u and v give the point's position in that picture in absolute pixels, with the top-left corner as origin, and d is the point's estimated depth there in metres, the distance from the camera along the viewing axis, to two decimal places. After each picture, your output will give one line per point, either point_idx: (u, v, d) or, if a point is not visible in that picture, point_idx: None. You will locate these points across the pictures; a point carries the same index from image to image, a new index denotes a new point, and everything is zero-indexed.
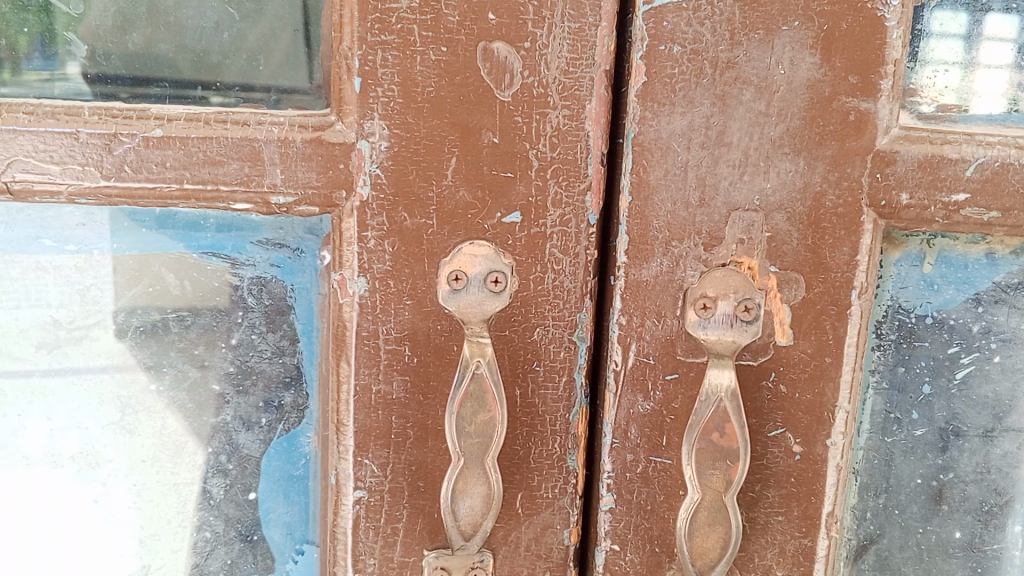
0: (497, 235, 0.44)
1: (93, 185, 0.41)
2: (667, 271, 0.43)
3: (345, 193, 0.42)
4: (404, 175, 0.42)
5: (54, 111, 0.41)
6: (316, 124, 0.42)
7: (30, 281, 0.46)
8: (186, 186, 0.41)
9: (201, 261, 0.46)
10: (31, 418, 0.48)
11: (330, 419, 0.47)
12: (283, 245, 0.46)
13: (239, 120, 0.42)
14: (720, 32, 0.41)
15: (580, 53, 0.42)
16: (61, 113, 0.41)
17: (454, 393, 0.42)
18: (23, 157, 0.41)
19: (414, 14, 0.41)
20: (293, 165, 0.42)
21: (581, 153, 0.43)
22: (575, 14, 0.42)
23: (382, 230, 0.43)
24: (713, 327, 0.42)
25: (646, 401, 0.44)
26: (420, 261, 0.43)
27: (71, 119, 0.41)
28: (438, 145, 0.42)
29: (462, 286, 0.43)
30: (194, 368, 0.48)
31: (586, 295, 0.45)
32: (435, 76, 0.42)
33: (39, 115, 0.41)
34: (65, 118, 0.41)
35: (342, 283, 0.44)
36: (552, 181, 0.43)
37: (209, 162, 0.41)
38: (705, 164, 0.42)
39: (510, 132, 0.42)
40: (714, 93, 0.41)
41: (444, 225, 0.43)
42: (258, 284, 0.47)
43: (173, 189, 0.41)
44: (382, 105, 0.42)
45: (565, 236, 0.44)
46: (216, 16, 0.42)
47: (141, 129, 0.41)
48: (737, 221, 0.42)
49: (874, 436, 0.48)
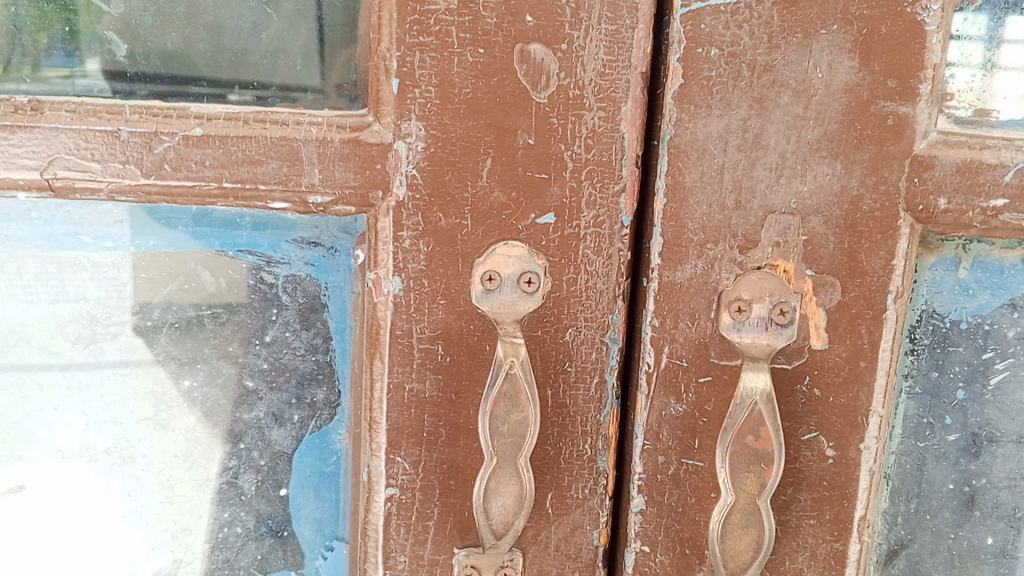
0: (531, 236, 0.44)
1: (133, 183, 0.41)
2: (701, 273, 0.43)
3: (382, 193, 0.43)
4: (440, 176, 0.43)
5: (97, 110, 0.41)
6: (354, 125, 0.42)
7: (67, 276, 0.46)
8: (225, 184, 0.42)
9: (237, 258, 0.47)
10: (68, 413, 0.48)
11: (362, 416, 0.47)
12: (318, 244, 0.47)
13: (278, 120, 0.42)
14: (759, 35, 0.41)
15: (617, 55, 0.42)
16: (103, 112, 0.41)
17: (488, 393, 0.42)
18: (65, 155, 0.41)
19: (453, 16, 0.41)
20: (330, 165, 0.42)
21: (615, 155, 0.43)
22: (613, 16, 0.42)
23: (417, 230, 0.43)
24: (748, 330, 0.42)
25: (678, 402, 0.44)
26: (454, 261, 0.44)
27: (113, 118, 0.41)
28: (474, 146, 0.42)
29: (495, 286, 0.43)
30: (228, 365, 0.48)
31: (618, 296, 0.45)
32: (472, 78, 0.42)
33: (81, 113, 0.41)
34: (107, 116, 0.41)
35: (377, 282, 0.44)
36: (586, 183, 0.43)
37: (248, 161, 0.42)
38: (742, 167, 0.42)
39: (546, 133, 0.43)
40: (752, 96, 0.41)
41: (479, 225, 0.43)
42: (292, 282, 0.47)
43: (213, 188, 0.42)
44: (420, 106, 0.42)
45: (598, 237, 0.44)
46: (255, 17, 0.43)
47: (181, 128, 0.41)
48: (773, 225, 0.42)
49: (906, 441, 0.47)
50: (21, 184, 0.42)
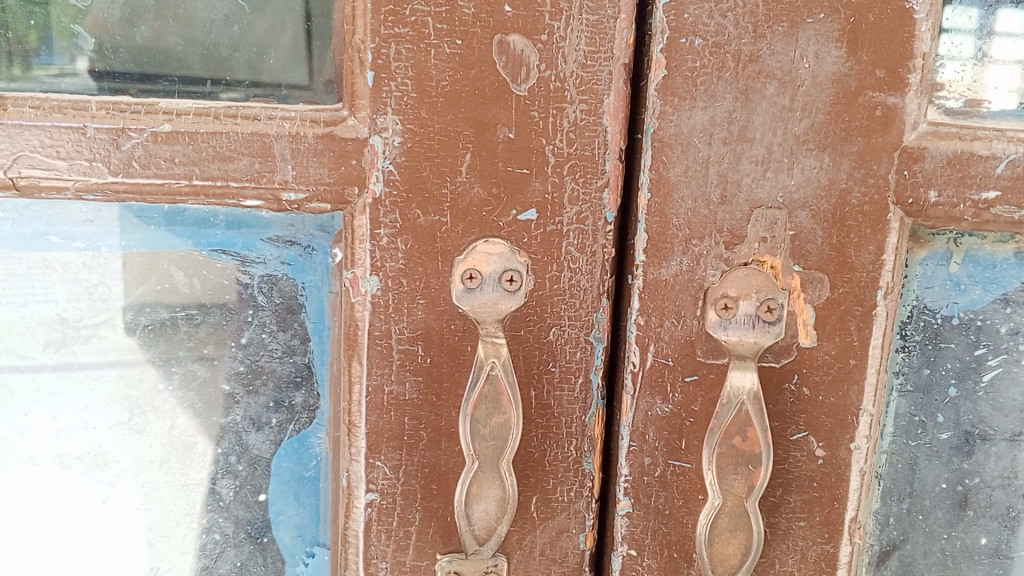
0: (512, 233, 0.43)
1: (101, 181, 0.40)
2: (687, 270, 0.42)
3: (358, 190, 0.41)
4: (417, 172, 0.41)
5: (62, 106, 0.40)
6: (329, 119, 0.41)
7: (36, 278, 0.45)
8: (196, 182, 0.40)
9: (211, 258, 0.45)
10: (39, 418, 0.47)
11: (341, 419, 0.46)
12: (294, 243, 0.46)
13: (249, 115, 0.41)
14: (743, 25, 0.40)
15: (599, 46, 0.41)
16: (68, 108, 0.40)
17: (469, 395, 0.41)
18: (29, 152, 0.40)
19: (429, 6, 0.40)
20: (304, 161, 0.41)
21: (598, 149, 0.42)
22: (593, 6, 0.41)
23: (394, 228, 0.42)
24: (735, 327, 0.41)
25: (665, 403, 0.43)
26: (433, 259, 0.42)
27: (79, 114, 0.40)
28: (452, 141, 0.41)
29: (476, 285, 0.42)
30: (204, 367, 0.47)
31: (603, 294, 0.44)
32: (449, 70, 0.41)
33: (46, 109, 0.40)
34: (72, 112, 0.40)
35: (354, 282, 0.43)
36: (568, 179, 0.42)
37: (219, 158, 0.40)
38: (728, 160, 0.41)
39: (527, 127, 0.41)
40: (737, 87, 0.40)
41: (458, 222, 0.42)
42: (269, 282, 0.46)
43: (183, 186, 0.40)
44: (396, 100, 0.41)
45: (582, 233, 0.43)
46: (225, 9, 0.41)
47: (150, 124, 0.40)
48: (760, 219, 0.41)
49: (897, 439, 0.46)
50: None
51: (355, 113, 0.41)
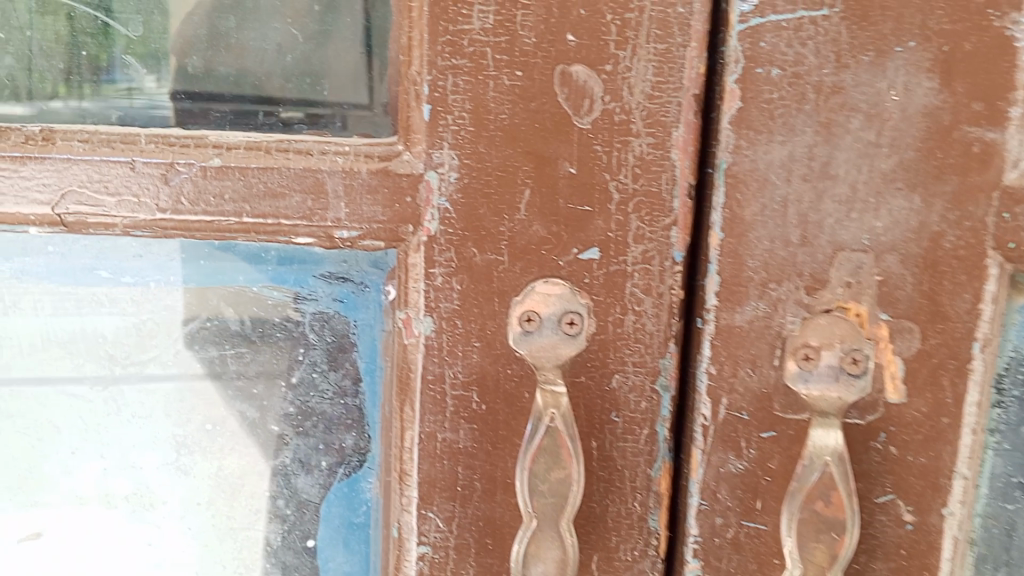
0: (573, 274, 0.40)
1: (149, 217, 0.39)
2: (763, 316, 0.39)
3: (412, 228, 0.40)
4: (474, 209, 0.39)
5: (111, 139, 0.39)
6: (384, 154, 0.39)
7: (85, 314, 0.44)
8: (246, 220, 0.39)
9: (261, 294, 0.44)
10: (86, 457, 0.46)
11: (392, 465, 0.44)
12: (347, 279, 0.44)
13: (302, 149, 0.39)
14: (825, 54, 0.37)
15: (667, 76, 0.39)
16: (117, 141, 0.39)
17: (527, 448, 0.38)
18: (77, 188, 0.39)
19: (488, 36, 0.38)
20: (357, 198, 0.39)
21: (666, 185, 0.40)
22: (662, 33, 0.38)
23: (450, 266, 0.40)
24: (817, 381, 0.37)
25: (738, 459, 0.40)
26: (490, 300, 0.40)
27: (128, 148, 0.39)
28: (511, 177, 0.39)
29: (535, 327, 0.39)
30: (252, 408, 0.45)
31: (670, 339, 0.41)
32: (509, 103, 0.39)
33: (95, 143, 0.39)
34: (121, 147, 0.39)
35: (407, 322, 0.41)
36: (633, 217, 0.40)
37: (270, 194, 0.39)
38: (808, 199, 0.38)
39: (589, 162, 0.39)
40: (818, 121, 0.37)
41: (517, 261, 0.40)
42: (320, 319, 0.44)
43: (232, 224, 0.39)
44: (452, 134, 0.39)
45: (648, 274, 0.40)
46: (279, 38, 0.40)
47: (200, 158, 0.39)
48: (843, 263, 0.38)
49: (993, 502, 0.42)
50: (32, 219, 0.39)
51: (410, 148, 0.39)
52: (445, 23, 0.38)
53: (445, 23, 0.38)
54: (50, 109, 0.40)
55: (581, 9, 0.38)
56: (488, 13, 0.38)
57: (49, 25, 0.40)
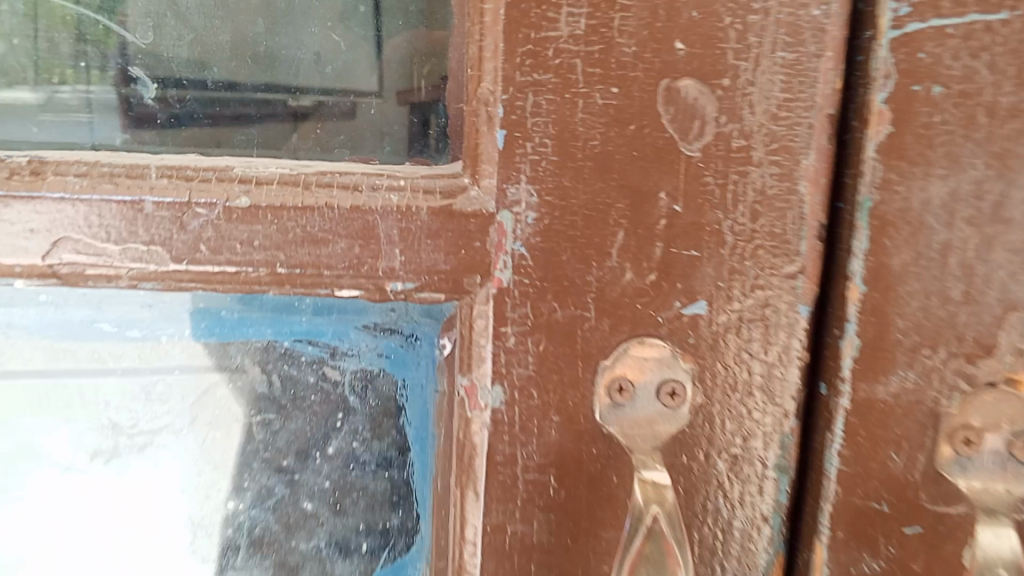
0: (674, 332, 0.33)
1: (160, 268, 0.32)
2: (914, 388, 0.32)
3: (479, 278, 0.32)
4: (556, 254, 0.32)
5: (114, 173, 0.32)
6: (448, 189, 0.32)
7: (84, 375, 0.37)
8: (279, 270, 0.32)
9: (293, 350, 0.37)
10: (85, 542, 0.39)
11: (449, 555, 0.36)
12: (394, 331, 0.37)
13: (349, 183, 0.32)
14: (1002, 70, 0.30)
15: (797, 92, 0.31)
16: (121, 176, 0.31)
17: (625, 553, 0.32)
18: (75, 231, 0.32)
19: (579, 45, 0.31)
20: (415, 241, 0.32)
21: (792, 225, 0.32)
22: (792, 40, 0.31)
23: (525, 325, 0.33)
24: (979, 471, 0.31)
25: (874, 559, 0.33)
26: (572, 363, 0.33)
27: (136, 183, 0.31)
28: (600, 216, 0.32)
29: (628, 400, 0.33)
30: (281, 483, 0.38)
31: (790, 412, 0.34)
32: (602, 126, 0.31)
33: (95, 178, 0.31)
34: (126, 183, 0.31)
35: (470, 388, 0.33)
36: (752, 265, 0.33)
37: (310, 240, 0.32)
38: (975, 247, 0.31)
39: (697, 197, 0.32)
40: (990, 151, 0.30)
41: (605, 319, 0.33)
42: (362, 378, 0.37)
43: (263, 275, 0.32)
44: (532, 165, 0.32)
45: (766, 332, 0.33)
46: (316, 45, 0.34)
47: (224, 196, 0.31)
48: (1016, 325, 0.31)
49: None
50: (16, 270, 0.32)
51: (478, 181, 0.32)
52: (527, 28, 0.31)
53: (526, 28, 0.31)
54: (58, 98, 0.33)
55: (693, 10, 0.31)
56: (579, 16, 0.31)
57: (38, 20, 0.34)
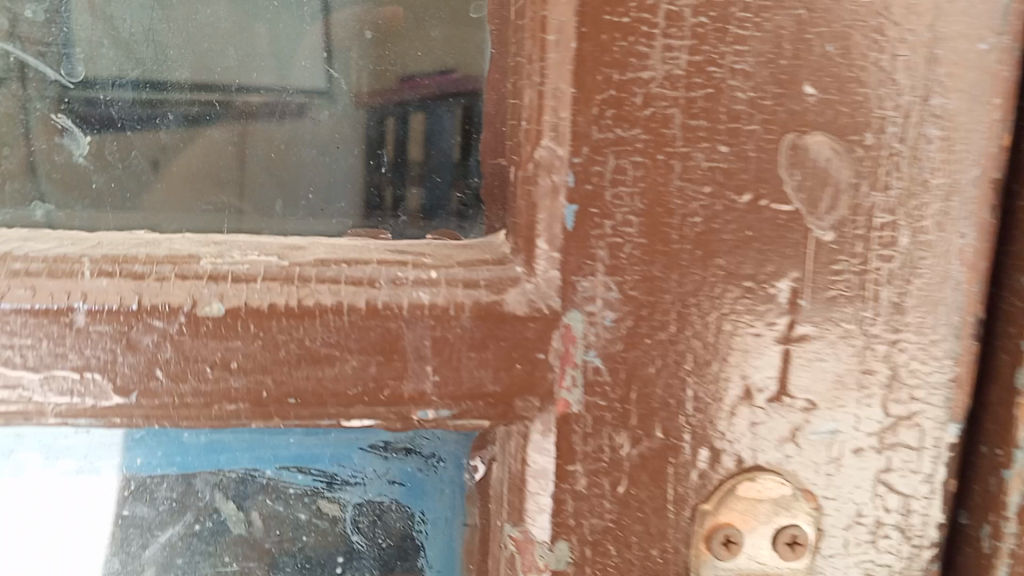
0: (795, 465, 0.25)
1: (101, 404, 0.22)
2: None
3: (537, 403, 0.24)
4: (643, 366, 0.24)
5: (30, 270, 0.22)
6: (494, 282, 0.23)
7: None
8: (267, 402, 0.23)
9: (280, 482, 0.28)
10: None
11: None
12: (411, 452, 0.28)
13: (358, 279, 0.23)
14: None
15: (956, 154, 0.24)
16: (42, 271, 0.22)
17: None
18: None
19: (678, 90, 0.23)
20: (454, 356, 0.23)
21: (945, 322, 0.25)
22: (958, 84, 0.24)
23: (599, 462, 0.24)
24: None
25: None
26: (660, 506, 0.25)
27: (61, 283, 0.22)
28: (699, 321, 0.24)
29: (733, 554, 0.25)
30: None
31: (933, 554, 0.27)
32: (706, 199, 0.23)
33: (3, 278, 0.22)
34: (48, 287, 0.22)
35: (521, 543, 0.25)
36: (884, 370, 0.25)
37: (310, 358, 0.23)
38: None
39: (827, 293, 0.24)
40: None
41: (704, 449, 0.25)
42: (370, 513, 0.29)
43: (245, 411, 0.23)
44: (609, 253, 0.23)
45: (907, 461, 0.26)
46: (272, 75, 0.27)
47: (184, 300, 0.22)
48: None
49: None
50: None
51: (533, 276, 0.23)
52: (608, 67, 0.22)
53: (607, 68, 0.22)
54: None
55: (829, 44, 0.23)
56: (677, 51, 0.23)
57: None
